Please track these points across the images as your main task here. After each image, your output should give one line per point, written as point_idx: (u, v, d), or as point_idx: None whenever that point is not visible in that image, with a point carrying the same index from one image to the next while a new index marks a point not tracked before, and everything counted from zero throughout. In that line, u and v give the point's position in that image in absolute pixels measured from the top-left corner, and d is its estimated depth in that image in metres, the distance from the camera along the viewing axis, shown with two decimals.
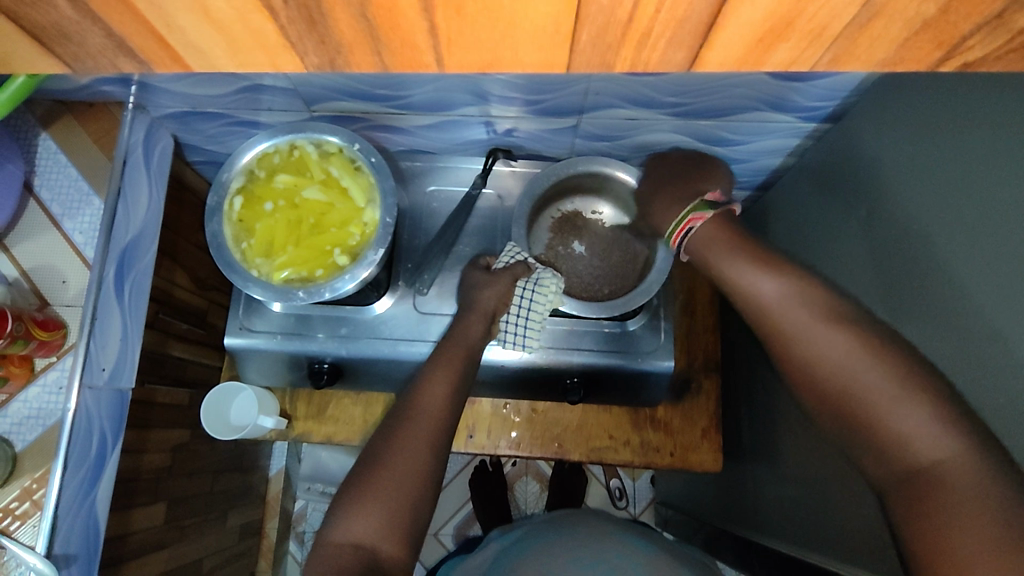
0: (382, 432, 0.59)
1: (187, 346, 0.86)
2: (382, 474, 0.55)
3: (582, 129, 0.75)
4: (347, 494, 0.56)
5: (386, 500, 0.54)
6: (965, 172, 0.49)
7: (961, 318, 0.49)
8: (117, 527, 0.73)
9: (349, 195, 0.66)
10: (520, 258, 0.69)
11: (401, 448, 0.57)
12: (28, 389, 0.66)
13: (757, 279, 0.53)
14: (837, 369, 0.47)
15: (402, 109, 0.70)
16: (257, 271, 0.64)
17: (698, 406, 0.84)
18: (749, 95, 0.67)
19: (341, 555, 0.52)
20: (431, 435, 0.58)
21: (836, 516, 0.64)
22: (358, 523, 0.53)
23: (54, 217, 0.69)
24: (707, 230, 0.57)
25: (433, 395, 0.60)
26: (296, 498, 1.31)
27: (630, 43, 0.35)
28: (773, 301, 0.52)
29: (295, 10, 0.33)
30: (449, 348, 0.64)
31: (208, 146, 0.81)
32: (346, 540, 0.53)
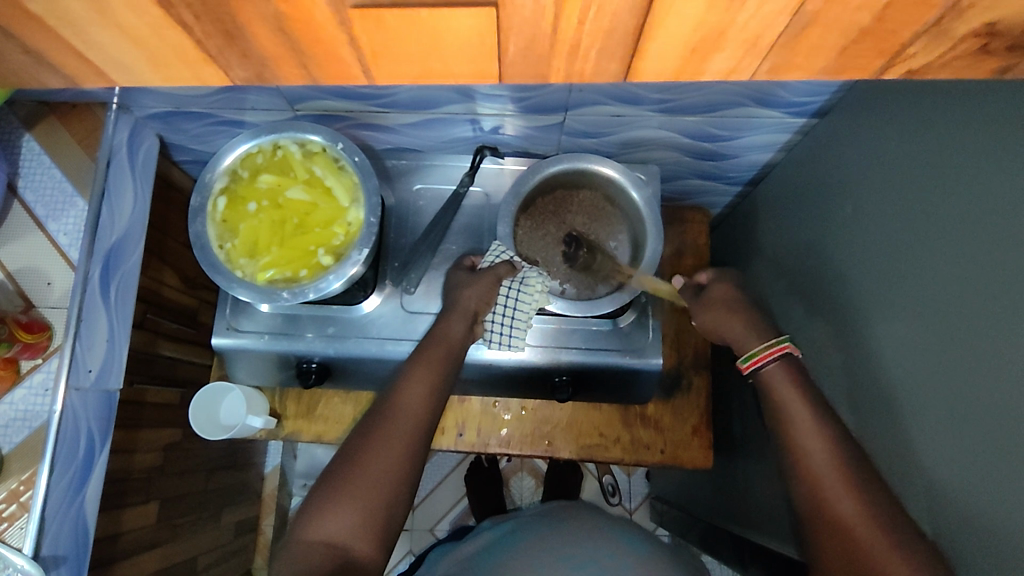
0: (362, 431, 0.59)
1: (177, 345, 0.86)
2: (357, 473, 0.55)
3: (568, 126, 0.74)
4: (321, 490, 0.56)
5: (361, 497, 0.54)
6: (974, 167, 0.48)
7: (967, 316, 0.48)
8: (108, 527, 0.73)
9: (333, 195, 0.65)
10: (504, 257, 0.69)
11: (379, 448, 0.57)
12: (14, 391, 0.66)
13: (802, 411, 0.56)
14: (849, 516, 0.49)
15: (386, 108, 0.70)
16: (241, 272, 0.64)
17: (689, 403, 0.84)
18: (735, 91, 0.66)
19: (313, 553, 0.52)
20: (409, 435, 0.58)
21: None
22: (331, 521, 0.53)
23: (38, 218, 0.69)
24: (777, 364, 0.59)
25: (415, 396, 0.60)
26: (292, 495, 1.31)
27: (561, 53, 0.39)
28: (812, 441, 0.54)
29: (209, 25, 0.37)
30: (433, 347, 0.64)
31: (193, 145, 0.80)
32: (318, 538, 0.53)
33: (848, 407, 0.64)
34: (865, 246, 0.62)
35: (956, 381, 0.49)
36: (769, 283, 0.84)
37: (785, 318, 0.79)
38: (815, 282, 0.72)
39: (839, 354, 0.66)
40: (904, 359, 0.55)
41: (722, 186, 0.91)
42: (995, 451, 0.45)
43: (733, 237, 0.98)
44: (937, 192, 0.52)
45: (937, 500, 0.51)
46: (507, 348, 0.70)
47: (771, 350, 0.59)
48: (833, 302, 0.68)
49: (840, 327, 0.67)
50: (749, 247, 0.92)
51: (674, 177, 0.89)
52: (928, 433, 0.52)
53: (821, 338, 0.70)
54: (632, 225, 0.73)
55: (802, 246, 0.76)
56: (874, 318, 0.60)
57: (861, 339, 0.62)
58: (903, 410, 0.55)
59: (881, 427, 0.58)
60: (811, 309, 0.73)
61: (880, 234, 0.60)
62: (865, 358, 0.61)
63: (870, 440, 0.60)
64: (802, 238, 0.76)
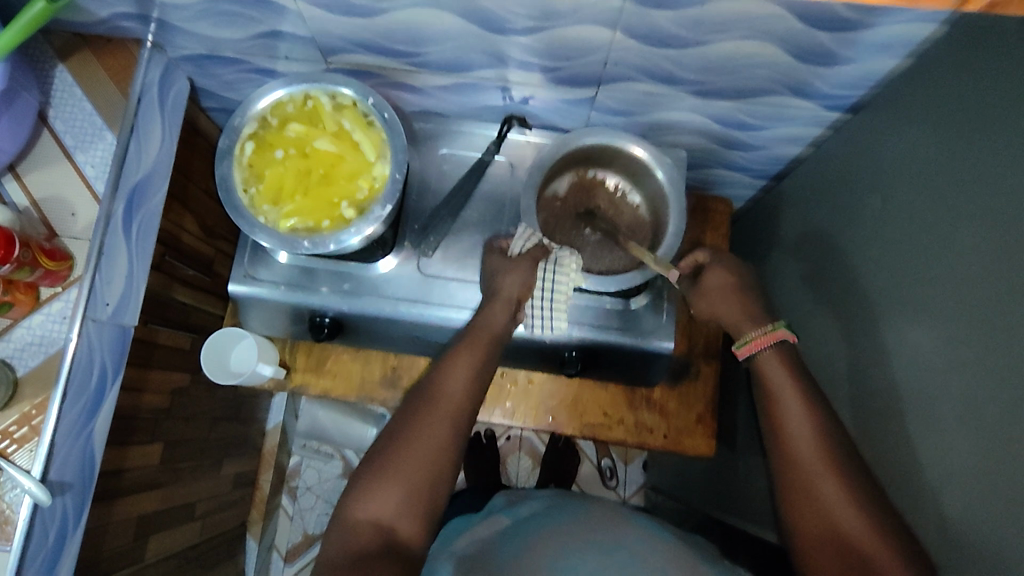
0: (406, 410, 0.59)
1: (192, 292, 0.87)
2: (404, 453, 0.56)
3: (600, 102, 0.74)
4: (366, 469, 0.56)
5: (405, 480, 0.55)
6: (1011, 161, 0.48)
7: (993, 311, 0.48)
8: (113, 463, 0.74)
9: (360, 149, 0.65)
10: (536, 240, 0.67)
11: (424, 429, 0.57)
12: (32, 316, 0.67)
13: (793, 401, 0.59)
14: (851, 527, 0.53)
15: (419, 67, 0.70)
16: (263, 218, 0.64)
17: (695, 390, 0.83)
18: (770, 77, 0.66)
19: (361, 531, 0.54)
20: (454, 418, 0.58)
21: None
22: (378, 501, 0.54)
23: (67, 149, 0.69)
24: (775, 355, 0.61)
25: (458, 378, 0.60)
26: (292, 454, 1.34)
27: None
28: (813, 455, 0.56)
29: None
30: (478, 332, 0.63)
31: (222, 92, 0.80)
32: (367, 517, 0.54)
33: (857, 407, 0.64)
34: (888, 244, 0.62)
35: (973, 380, 0.49)
36: (783, 279, 0.84)
37: (797, 316, 0.79)
38: (832, 279, 0.72)
39: (853, 350, 0.66)
40: (921, 358, 0.55)
41: (746, 177, 0.90)
42: (1007, 451, 0.45)
43: (751, 231, 0.97)
44: (971, 188, 0.52)
45: (944, 504, 0.51)
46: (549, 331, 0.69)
47: (766, 337, 0.62)
48: (850, 299, 0.68)
49: (855, 322, 0.66)
50: (765, 242, 0.91)
51: (699, 164, 0.88)
52: (938, 436, 0.52)
53: (835, 338, 0.70)
54: (654, 204, 0.72)
55: (821, 243, 0.75)
56: (892, 318, 0.60)
57: (878, 339, 0.62)
58: (912, 410, 0.55)
59: (889, 426, 0.59)
60: (826, 308, 0.73)
61: (906, 231, 0.59)
62: (879, 358, 0.61)
63: (877, 441, 0.60)
64: (823, 236, 0.75)
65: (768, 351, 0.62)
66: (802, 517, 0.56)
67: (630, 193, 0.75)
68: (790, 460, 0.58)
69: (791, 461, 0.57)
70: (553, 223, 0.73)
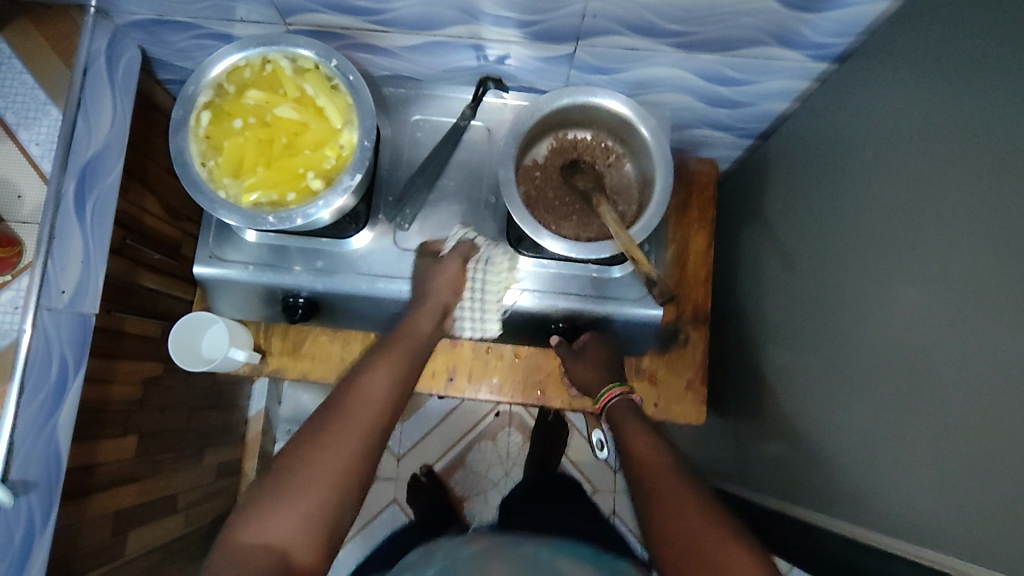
0: (313, 426, 0.54)
1: (159, 277, 0.83)
2: (311, 461, 0.51)
3: (579, 59, 0.70)
4: (264, 489, 0.50)
5: (307, 498, 0.49)
6: (1010, 102, 0.45)
7: (992, 262, 0.45)
8: (83, 458, 0.71)
9: (324, 115, 0.61)
10: (469, 238, 0.72)
11: (333, 436, 0.52)
12: None
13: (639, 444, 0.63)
14: (690, 521, 0.52)
15: (384, 26, 0.65)
16: (225, 193, 0.60)
17: (686, 357, 0.81)
18: (755, 25, 0.62)
19: (254, 557, 0.46)
20: (367, 427, 0.54)
21: (836, 478, 0.62)
22: (275, 521, 0.48)
23: (9, 126, 0.65)
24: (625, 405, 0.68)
25: (370, 389, 0.56)
26: (276, 440, 1.30)
27: None
28: (648, 466, 0.59)
29: None
30: (397, 341, 0.61)
31: (178, 62, 0.75)
32: (259, 541, 0.47)
33: (846, 370, 0.62)
34: (879, 200, 0.59)
35: (968, 335, 0.47)
36: (763, 241, 0.81)
37: (778, 278, 0.77)
38: (817, 239, 0.69)
39: (843, 309, 0.64)
40: (917, 314, 0.53)
41: (731, 138, 0.87)
42: (1000, 409, 0.43)
43: (730, 194, 0.94)
44: (969, 133, 0.49)
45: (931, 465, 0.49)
46: (478, 326, 0.74)
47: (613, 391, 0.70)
48: (839, 257, 0.65)
49: (844, 281, 0.64)
50: (744, 203, 0.88)
51: (684, 125, 0.85)
52: (927, 396, 0.50)
53: (821, 300, 0.67)
54: (639, 161, 0.69)
55: (804, 202, 0.72)
56: (885, 275, 0.57)
57: (869, 297, 0.59)
58: (904, 369, 0.53)
59: (879, 388, 0.56)
60: (811, 269, 0.70)
61: (897, 185, 0.57)
62: (871, 316, 0.59)
63: (864, 403, 0.58)
64: (807, 194, 0.72)
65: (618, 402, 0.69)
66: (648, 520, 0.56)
67: (616, 148, 0.71)
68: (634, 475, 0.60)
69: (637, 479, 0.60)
70: (537, 196, 0.70)
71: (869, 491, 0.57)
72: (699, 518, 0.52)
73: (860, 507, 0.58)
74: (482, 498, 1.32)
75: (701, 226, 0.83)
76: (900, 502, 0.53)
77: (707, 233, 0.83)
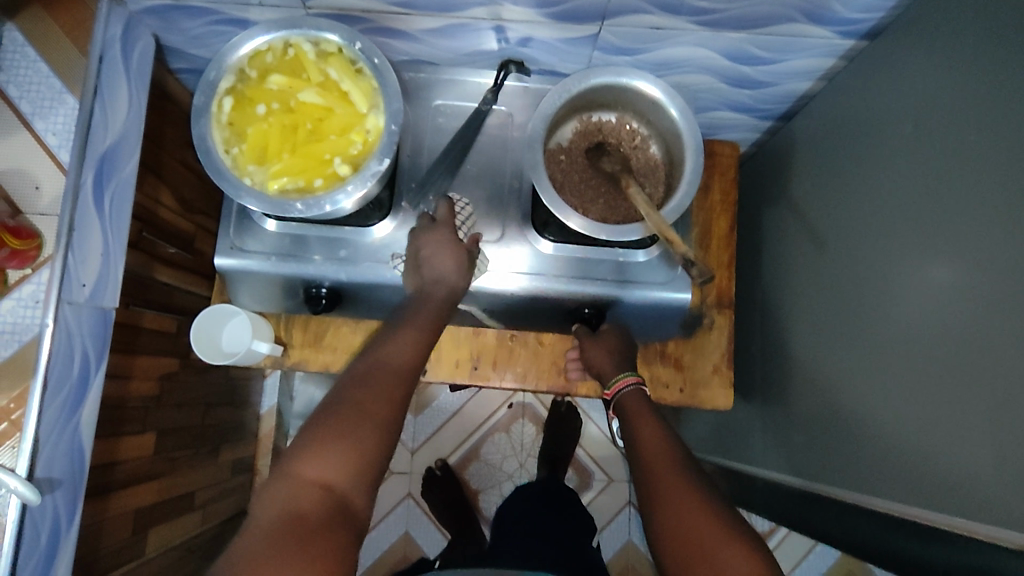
0: (350, 379, 0.55)
1: (175, 271, 0.81)
2: (350, 415, 0.51)
3: (603, 40, 0.69)
4: (309, 432, 0.51)
5: (353, 441, 0.50)
6: None
7: None
8: (104, 455, 0.69)
9: (349, 100, 0.60)
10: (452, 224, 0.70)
11: (370, 394, 0.53)
12: (12, 293, 0.73)
13: (647, 430, 0.63)
14: (693, 506, 0.53)
15: (405, 8, 0.64)
16: (249, 180, 0.59)
17: (711, 342, 0.80)
18: (783, 1, 0.61)
19: (305, 495, 0.47)
20: (402, 382, 0.55)
21: (874, 457, 0.61)
22: (321, 463, 0.48)
23: (26, 116, 0.73)
24: (634, 395, 0.68)
25: (403, 345, 0.58)
26: (289, 437, 1.28)
27: None
28: (653, 451, 0.60)
29: None
30: (418, 312, 0.61)
31: (192, 50, 0.73)
32: (309, 481, 0.48)
33: (878, 348, 0.61)
34: (912, 176, 0.58)
35: (1014, 307, 0.46)
36: (787, 222, 0.81)
37: (804, 260, 0.76)
38: (844, 218, 0.68)
39: (871, 288, 0.63)
40: (955, 289, 0.52)
41: (752, 121, 0.86)
42: None
43: (753, 177, 0.93)
44: (1010, 104, 0.48)
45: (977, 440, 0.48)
46: None
47: (620, 382, 0.69)
48: (866, 235, 0.65)
49: (872, 259, 0.63)
50: (767, 185, 0.87)
51: (705, 108, 0.84)
52: (972, 372, 0.49)
53: (850, 280, 0.67)
54: (667, 143, 0.68)
55: (830, 181, 0.72)
56: (918, 251, 0.57)
57: (902, 273, 0.59)
58: (943, 345, 0.53)
59: (917, 365, 0.56)
60: (838, 249, 0.69)
61: (929, 160, 0.56)
62: (902, 293, 0.58)
63: (900, 381, 0.58)
64: (833, 173, 0.71)
65: (627, 391, 0.68)
66: (653, 510, 0.55)
67: (643, 130, 0.70)
68: (642, 464, 0.59)
69: (642, 455, 0.60)
70: (564, 182, 0.68)
71: (911, 469, 0.56)
72: (706, 515, 0.52)
73: (902, 486, 0.57)
74: (497, 489, 1.32)
75: (724, 210, 0.83)
76: (947, 479, 0.52)
77: (730, 216, 0.83)
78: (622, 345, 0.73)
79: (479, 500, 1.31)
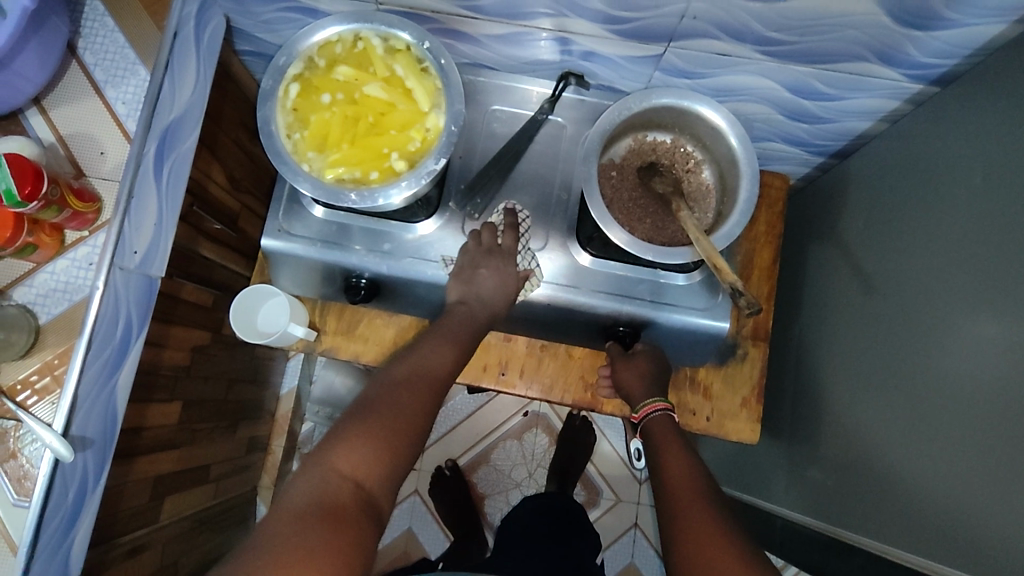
0: (387, 382, 0.57)
1: (218, 247, 0.82)
2: (386, 414, 0.53)
3: (667, 61, 0.69)
4: (345, 426, 0.52)
5: (387, 438, 0.51)
6: None
7: None
8: (132, 420, 0.70)
9: (413, 97, 0.61)
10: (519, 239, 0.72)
11: (405, 398, 0.55)
12: (57, 261, 0.72)
13: (675, 462, 0.62)
14: (708, 532, 0.53)
15: (474, 12, 0.65)
16: (308, 166, 0.60)
17: (742, 373, 0.79)
18: (855, 39, 0.60)
19: (339, 484, 0.48)
20: (435, 391, 0.58)
21: (904, 508, 0.60)
22: (355, 456, 0.50)
23: (98, 83, 0.73)
24: (661, 421, 0.68)
25: (438, 355, 0.60)
26: (305, 421, 1.29)
27: None
28: (677, 482, 0.59)
29: None
30: (454, 322, 0.64)
31: (259, 34, 0.74)
32: (343, 471, 0.49)
33: (914, 398, 0.60)
34: (969, 227, 0.57)
35: None
36: (833, 260, 0.79)
37: (849, 300, 0.75)
38: (894, 262, 0.67)
39: (914, 337, 0.62)
40: (1004, 346, 0.51)
41: (805, 155, 0.85)
42: None
43: (801, 212, 0.92)
44: None
45: (1016, 505, 0.47)
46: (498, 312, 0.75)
47: (649, 407, 0.69)
48: (914, 282, 0.64)
49: (917, 307, 0.62)
50: (815, 221, 0.86)
51: (760, 138, 0.83)
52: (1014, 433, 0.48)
53: (891, 327, 0.66)
54: (722, 170, 0.68)
55: (883, 224, 0.70)
56: (971, 304, 0.55)
57: (950, 326, 0.57)
58: (988, 405, 0.51)
59: (955, 418, 0.55)
60: (885, 293, 0.68)
61: (991, 213, 0.55)
62: (943, 346, 0.58)
63: (938, 434, 0.56)
64: (887, 216, 0.70)
65: (656, 415, 0.68)
66: (673, 542, 0.54)
67: (697, 154, 0.70)
68: (665, 496, 0.59)
69: (663, 487, 0.60)
70: (614, 198, 0.68)
71: (941, 526, 0.55)
72: (719, 541, 0.52)
73: (932, 542, 0.56)
74: (504, 496, 1.32)
75: (768, 241, 0.82)
76: (979, 540, 0.51)
77: (773, 249, 0.82)
78: (654, 367, 0.73)
79: (485, 505, 1.31)
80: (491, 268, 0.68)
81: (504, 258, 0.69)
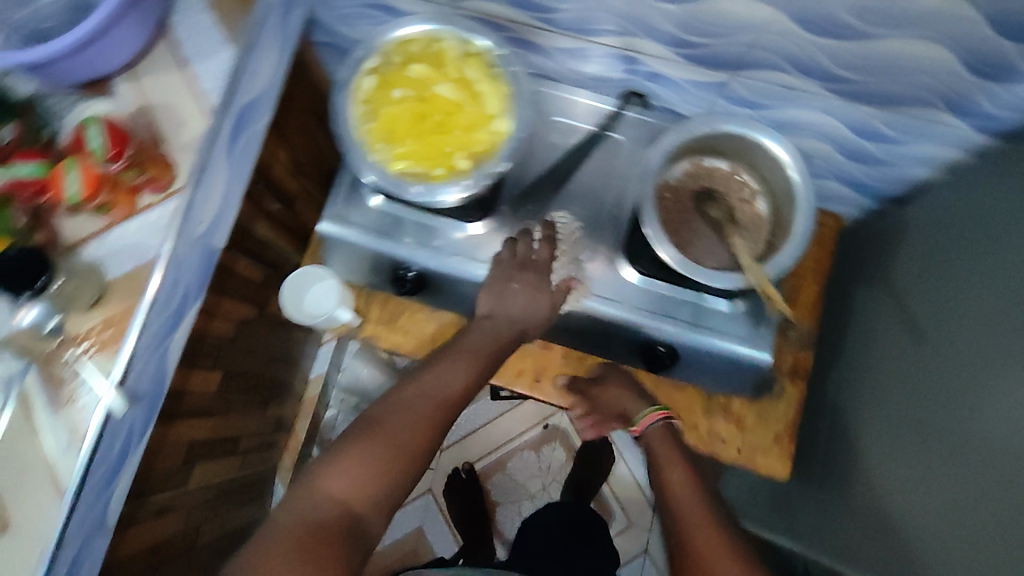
0: (396, 397, 0.59)
1: (273, 227, 0.85)
2: (388, 433, 0.56)
3: (731, 89, 0.70)
4: (345, 444, 0.55)
5: (381, 463, 0.54)
6: None
7: None
8: (177, 383, 0.73)
9: (482, 101, 0.62)
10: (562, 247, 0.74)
11: (410, 417, 0.57)
12: (128, 222, 0.64)
13: (689, 505, 0.63)
14: None
15: (547, 25, 0.67)
16: (374, 157, 0.62)
17: (776, 407, 0.79)
18: (924, 84, 0.61)
19: (326, 507, 0.52)
20: (445, 409, 0.59)
21: (934, 561, 0.58)
22: (344, 479, 0.53)
23: (187, 57, 0.67)
24: (660, 432, 0.71)
25: (451, 373, 0.62)
26: (329, 407, 1.28)
27: None
28: (695, 534, 0.60)
29: None
30: (471, 341, 0.65)
31: (337, 28, 0.77)
32: (334, 494, 0.52)
33: (947, 455, 0.60)
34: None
35: None
36: (879, 304, 0.78)
37: (892, 345, 0.74)
38: (943, 310, 0.67)
39: (956, 387, 0.61)
40: None
41: (858, 196, 0.85)
42: None
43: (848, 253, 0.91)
44: None
45: None
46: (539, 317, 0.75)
47: (651, 417, 0.72)
48: (961, 332, 0.63)
49: (964, 359, 0.61)
50: (861, 262, 0.85)
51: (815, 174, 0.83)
52: None
53: (931, 383, 0.65)
54: (777, 201, 0.68)
55: (934, 271, 0.70)
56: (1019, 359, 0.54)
57: (992, 381, 0.56)
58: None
59: (991, 475, 0.54)
60: (930, 340, 0.67)
61: None
62: (979, 410, 0.57)
63: (972, 490, 0.56)
64: (938, 263, 0.69)
65: (655, 427, 0.72)
66: None
67: (753, 184, 0.69)
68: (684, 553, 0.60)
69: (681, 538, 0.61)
70: (665, 219, 0.68)
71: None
72: None
73: None
74: (516, 505, 1.32)
75: None
76: None
77: None
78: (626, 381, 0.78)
79: (497, 512, 1.31)
80: (524, 284, 0.69)
81: (539, 272, 0.70)
